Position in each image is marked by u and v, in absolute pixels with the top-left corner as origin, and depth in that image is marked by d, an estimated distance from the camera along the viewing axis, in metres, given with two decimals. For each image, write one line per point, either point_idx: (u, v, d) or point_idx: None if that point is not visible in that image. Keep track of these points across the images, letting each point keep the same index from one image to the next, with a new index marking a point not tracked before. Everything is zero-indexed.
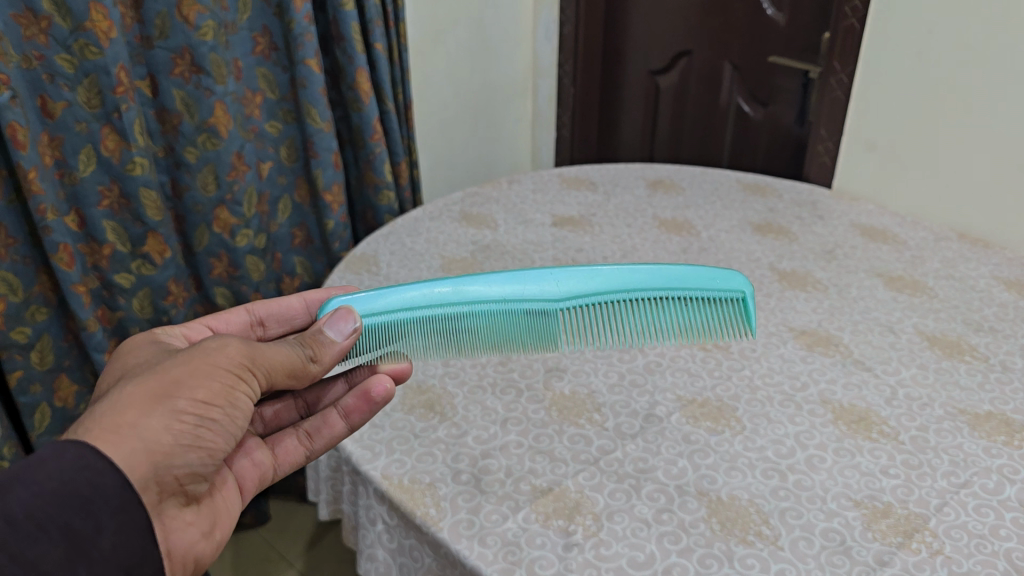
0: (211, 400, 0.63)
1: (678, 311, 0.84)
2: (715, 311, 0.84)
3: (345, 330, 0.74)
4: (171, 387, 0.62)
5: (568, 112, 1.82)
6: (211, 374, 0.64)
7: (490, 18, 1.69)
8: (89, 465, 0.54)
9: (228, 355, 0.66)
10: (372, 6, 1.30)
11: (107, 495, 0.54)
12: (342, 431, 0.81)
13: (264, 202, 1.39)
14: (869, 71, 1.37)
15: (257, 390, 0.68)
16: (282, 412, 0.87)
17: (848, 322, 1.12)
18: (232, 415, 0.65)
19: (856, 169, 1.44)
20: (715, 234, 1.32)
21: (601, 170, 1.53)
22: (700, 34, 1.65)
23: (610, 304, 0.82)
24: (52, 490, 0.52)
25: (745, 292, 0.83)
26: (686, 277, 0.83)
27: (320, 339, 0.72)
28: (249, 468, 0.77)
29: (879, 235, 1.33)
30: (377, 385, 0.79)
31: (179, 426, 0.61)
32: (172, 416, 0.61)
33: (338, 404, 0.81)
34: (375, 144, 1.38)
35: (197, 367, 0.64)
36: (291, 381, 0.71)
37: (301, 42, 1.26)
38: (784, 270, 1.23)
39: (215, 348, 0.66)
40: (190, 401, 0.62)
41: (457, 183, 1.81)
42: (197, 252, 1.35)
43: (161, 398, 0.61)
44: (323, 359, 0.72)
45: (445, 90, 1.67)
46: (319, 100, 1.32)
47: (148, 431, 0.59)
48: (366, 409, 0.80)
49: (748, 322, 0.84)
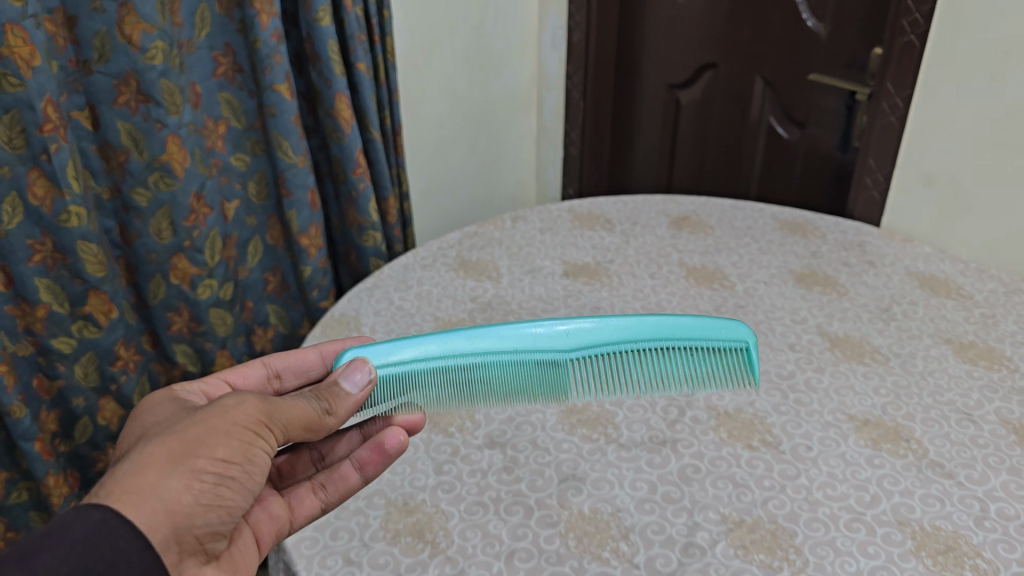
0: (230, 458, 0.57)
1: (683, 363, 0.75)
2: (717, 360, 0.76)
3: (359, 381, 0.68)
4: (189, 444, 0.56)
5: (577, 128, 1.61)
6: (229, 431, 0.58)
7: (490, 24, 1.50)
8: (113, 530, 0.49)
9: (247, 411, 0.60)
10: (353, 20, 1.11)
11: (130, 560, 0.50)
12: (357, 484, 0.72)
13: (229, 244, 1.20)
14: (929, 94, 1.18)
15: (274, 446, 0.62)
16: (299, 463, 0.78)
17: (919, 407, 0.93)
18: (251, 472, 0.59)
19: (912, 206, 1.26)
20: (753, 286, 1.14)
21: (617, 205, 1.35)
22: (728, 44, 1.46)
23: (624, 354, 0.74)
24: (78, 558, 0.47)
25: (748, 342, 0.74)
26: (694, 326, 0.74)
27: (337, 391, 0.67)
28: (265, 521, 0.68)
29: (941, 287, 1.15)
30: (391, 437, 0.72)
31: (198, 486, 0.55)
32: (192, 476, 0.55)
33: (353, 455, 0.72)
34: (358, 179, 1.18)
35: (216, 424, 0.58)
36: (308, 436, 0.65)
37: (268, 64, 1.06)
38: (837, 335, 1.05)
39: (233, 404, 0.60)
40: (209, 460, 0.56)
41: (453, 212, 1.62)
42: (153, 305, 1.16)
43: (181, 457, 0.55)
44: (339, 410, 0.66)
45: (441, 106, 1.48)
46: (291, 131, 1.12)
47: (168, 491, 0.53)
48: (380, 461, 0.73)
49: (752, 371, 0.75)
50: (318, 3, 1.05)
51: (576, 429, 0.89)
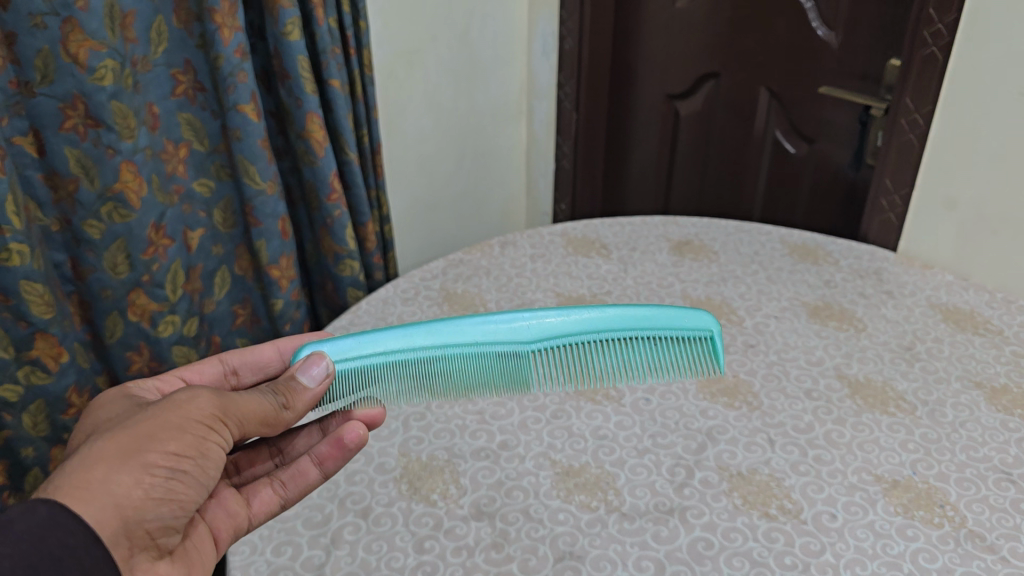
0: (182, 452, 0.57)
1: (645, 351, 0.75)
2: (674, 349, 0.76)
3: (317, 374, 0.66)
4: (141, 439, 0.55)
5: (569, 140, 1.51)
6: (182, 426, 0.57)
7: (476, 30, 1.41)
8: (61, 526, 0.48)
9: (201, 406, 0.59)
10: (325, 34, 1.01)
11: (77, 554, 0.48)
12: (316, 479, 0.71)
13: (193, 276, 1.10)
14: (951, 113, 1.09)
15: (229, 441, 0.61)
16: (258, 461, 0.76)
17: (952, 465, 0.84)
18: (204, 466, 0.58)
19: (930, 231, 1.17)
20: (763, 322, 1.05)
21: (614, 228, 1.25)
22: (733, 52, 1.38)
23: (581, 344, 0.74)
24: (25, 552, 0.46)
25: (709, 330, 0.75)
26: (651, 315, 0.74)
27: (293, 386, 0.66)
28: (220, 518, 0.66)
29: (967, 321, 1.06)
30: (349, 432, 0.70)
31: (150, 480, 0.54)
32: (143, 470, 0.54)
33: (311, 451, 0.71)
34: (333, 205, 1.08)
35: (166, 420, 0.57)
36: (265, 431, 0.65)
37: (231, 83, 0.95)
38: (856, 379, 0.96)
39: (186, 399, 0.59)
40: (161, 454, 0.56)
41: (438, 235, 1.53)
42: (110, 345, 1.05)
43: (132, 452, 0.54)
44: (297, 405, 0.65)
45: (425, 121, 1.39)
46: (258, 155, 1.01)
47: (119, 485, 0.52)
48: (339, 456, 0.70)
49: (715, 359, 0.76)
50: (285, 16, 0.95)
51: (573, 495, 0.80)
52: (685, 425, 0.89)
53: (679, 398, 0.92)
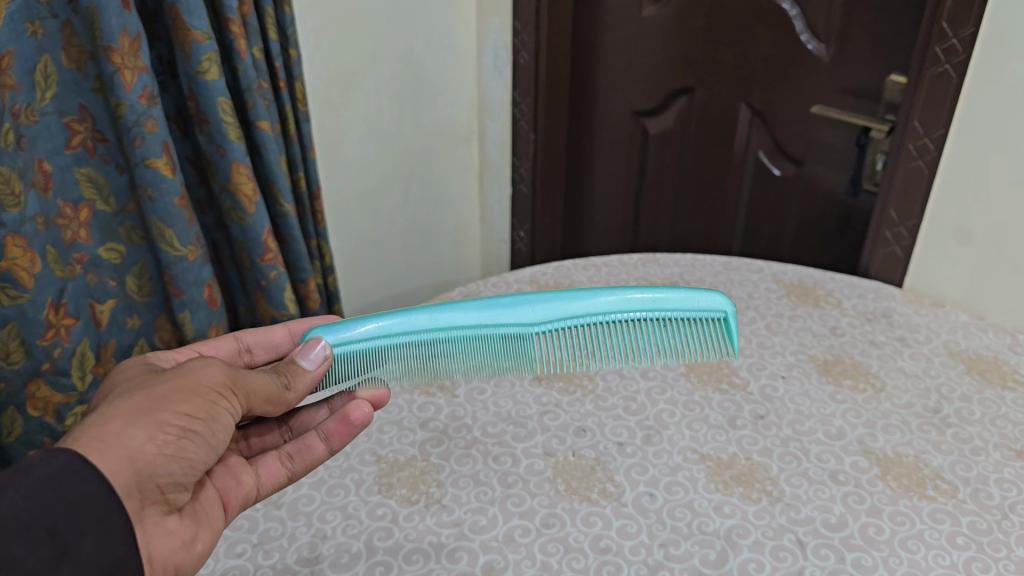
0: (194, 413, 0.55)
1: (654, 334, 0.71)
2: (691, 333, 0.71)
3: (317, 357, 0.66)
4: (154, 399, 0.54)
5: (527, 162, 1.36)
6: (193, 389, 0.56)
7: (419, 44, 1.25)
8: (77, 473, 0.47)
9: (212, 372, 0.58)
10: (249, 68, 0.84)
11: (92, 502, 0.47)
12: (322, 454, 0.69)
13: (105, 356, 0.89)
14: (966, 141, 0.97)
15: (238, 411, 0.60)
16: (266, 434, 0.74)
17: (1010, 562, 0.73)
18: (214, 429, 0.56)
19: (941, 263, 1.06)
20: (769, 384, 0.93)
21: (589, 271, 1.12)
22: (710, 65, 1.26)
23: (590, 326, 0.70)
24: (39, 494, 0.45)
25: (725, 311, 0.70)
26: (664, 299, 0.69)
27: (297, 368, 0.65)
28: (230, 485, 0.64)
29: (992, 371, 0.95)
30: (356, 409, 0.68)
31: (162, 437, 0.53)
32: (155, 426, 0.53)
33: (319, 427, 0.69)
34: (268, 266, 0.91)
35: (180, 382, 0.56)
36: (268, 409, 0.63)
37: (138, 135, 0.77)
38: (884, 454, 0.84)
39: (198, 366, 0.58)
40: (173, 414, 0.54)
41: (383, 275, 1.38)
42: (8, 444, 0.84)
43: (145, 409, 0.53)
44: (298, 386, 0.64)
45: (368, 149, 1.24)
46: (176, 217, 0.82)
47: (133, 439, 0.51)
48: (345, 433, 0.69)
49: (730, 341, 0.70)
50: (200, 50, 0.78)
51: None
52: (700, 528, 0.75)
53: (688, 490, 0.79)
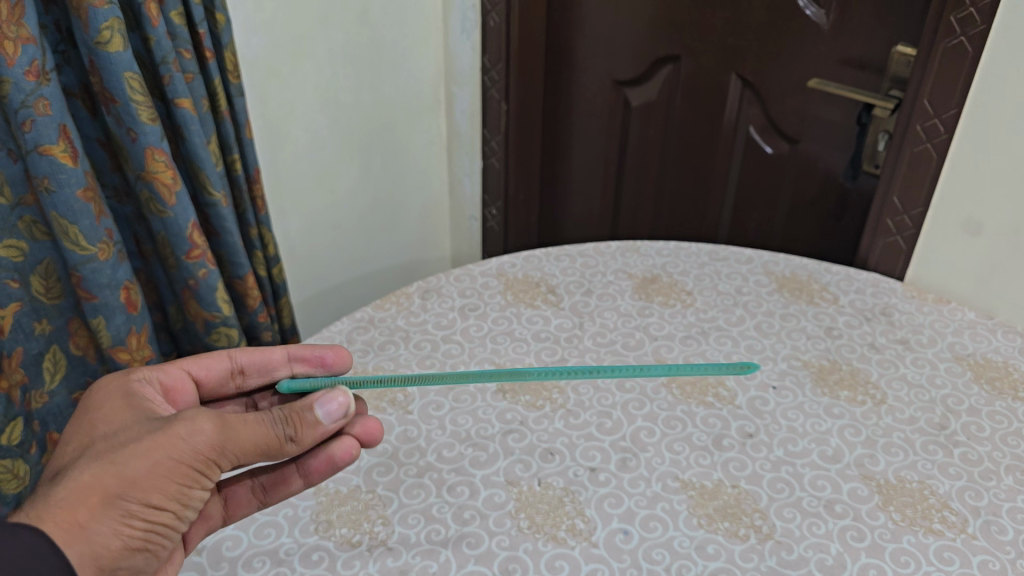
0: (163, 504, 0.50)
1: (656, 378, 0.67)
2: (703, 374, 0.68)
3: (334, 412, 0.57)
4: (123, 484, 0.48)
5: (498, 134, 1.25)
6: (169, 474, 0.50)
7: (378, 4, 1.13)
8: (42, 559, 0.44)
9: (196, 445, 0.51)
10: (163, 38, 0.72)
11: None
12: (298, 489, 0.65)
13: (12, 367, 0.78)
14: (981, 123, 0.87)
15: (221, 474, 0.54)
16: None
17: None
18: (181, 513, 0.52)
19: (946, 256, 0.97)
20: (759, 397, 0.83)
21: (563, 262, 1.02)
22: (697, 31, 1.16)
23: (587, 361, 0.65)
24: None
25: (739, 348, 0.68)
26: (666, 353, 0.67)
27: (312, 418, 0.56)
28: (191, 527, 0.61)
29: (1003, 380, 0.86)
30: (341, 451, 0.63)
31: (127, 530, 0.49)
32: (121, 521, 0.48)
33: (298, 460, 0.64)
34: (195, 264, 0.80)
35: (158, 462, 0.50)
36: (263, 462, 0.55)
37: (26, 118, 0.66)
38: (886, 479, 0.74)
39: (185, 434, 0.51)
40: (142, 503, 0.49)
41: (341, 259, 1.28)
42: None
43: (111, 499, 0.48)
44: (304, 438, 0.55)
45: (321, 121, 1.13)
46: (81, 212, 0.72)
47: (97, 536, 0.47)
48: (327, 470, 0.64)
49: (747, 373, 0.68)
50: (98, 17, 0.66)
51: None
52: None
53: (667, 526, 0.69)
